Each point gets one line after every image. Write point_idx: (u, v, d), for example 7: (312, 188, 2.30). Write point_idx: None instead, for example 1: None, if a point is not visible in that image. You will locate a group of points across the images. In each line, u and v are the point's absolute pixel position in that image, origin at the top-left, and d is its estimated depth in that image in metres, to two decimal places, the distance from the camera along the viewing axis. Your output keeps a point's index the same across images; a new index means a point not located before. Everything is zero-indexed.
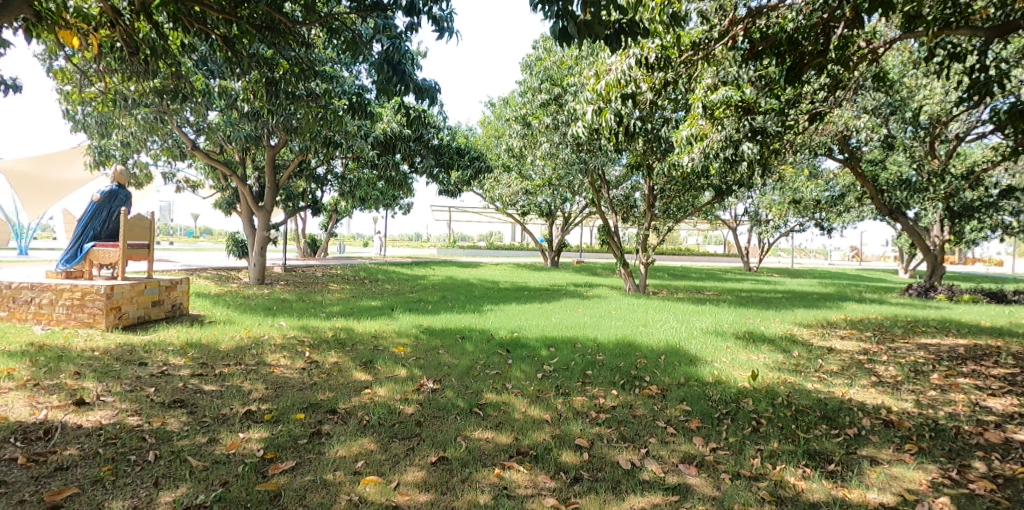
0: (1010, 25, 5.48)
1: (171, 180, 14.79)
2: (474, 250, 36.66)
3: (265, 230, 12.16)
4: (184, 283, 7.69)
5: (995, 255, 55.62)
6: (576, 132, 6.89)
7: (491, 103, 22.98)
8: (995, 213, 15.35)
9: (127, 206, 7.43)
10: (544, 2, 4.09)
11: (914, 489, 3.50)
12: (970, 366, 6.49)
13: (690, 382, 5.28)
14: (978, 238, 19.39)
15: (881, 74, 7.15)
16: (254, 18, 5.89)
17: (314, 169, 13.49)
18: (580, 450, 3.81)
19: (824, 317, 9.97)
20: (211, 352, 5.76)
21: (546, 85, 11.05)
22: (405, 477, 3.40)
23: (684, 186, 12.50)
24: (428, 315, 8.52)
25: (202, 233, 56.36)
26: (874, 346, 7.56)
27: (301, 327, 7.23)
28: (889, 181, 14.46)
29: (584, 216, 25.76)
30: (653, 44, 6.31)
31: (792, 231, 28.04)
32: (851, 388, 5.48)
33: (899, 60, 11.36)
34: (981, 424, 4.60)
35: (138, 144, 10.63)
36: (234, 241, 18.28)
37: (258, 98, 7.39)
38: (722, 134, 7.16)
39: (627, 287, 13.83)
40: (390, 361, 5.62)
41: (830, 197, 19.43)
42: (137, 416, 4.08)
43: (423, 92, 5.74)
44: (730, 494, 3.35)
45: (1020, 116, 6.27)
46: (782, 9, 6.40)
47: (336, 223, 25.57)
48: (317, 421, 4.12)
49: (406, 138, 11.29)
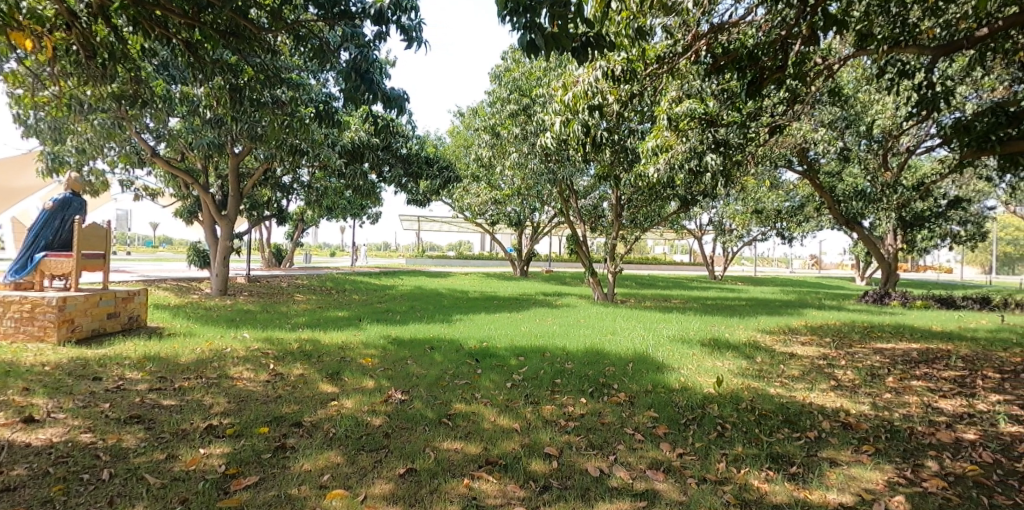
0: (954, 44, 5.77)
1: (129, 189, 14.32)
2: (444, 260, 36.58)
3: (228, 239, 11.86)
4: (141, 294, 7.44)
5: (944, 263, 58.02)
6: (543, 144, 6.73)
7: (461, 113, 22.95)
8: (945, 222, 16.07)
9: (82, 215, 7.15)
10: (511, 14, 4.11)
11: (871, 489, 3.62)
12: (922, 369, 6.78)
13: (657, 388, 5.37)
14: (928, 247, 20.32)
15: (836, 89, 7.42)
16: (219, 24, 5.77)
17: (280, 178, 13.28)
18: (550, 458, 3.83)
19: (785, 324, 10.27)
20: (171, 365, 5.57)
21: (516, 95, 11.24)
22: (372, 490, 3.34)
23: (651, 197, 12.77)
24: (397, 326, 8.42)
25: (163, 243, 54.90)
26: (832, 351, 7.82)
27: (265, 339, 7.04)
28: (845, 192, 15.35)
29: (554, 225, 25.89)
30: (619, 57, 6.41)
31: (755, 241, 28.88)
32: (812, 392, 5.65)
33: (851, 77, 12.08)
34: (934, 425, 4.81)
35: (94, 150, 10.28)
36: (195, 250, 17.76)
37: (222, 104, 7.23)
38: (686, 146, 7.27)
39: (596, 296, 13.92)
40: (357, 373, 5.53)
41: (790, 207, 20.02)
42: (91, 433, 3.93)
43: (393, 101, 5.69)
44: (696, 499, 3.40)
45: (964, 131, 6.67)
46: (743, 26, 6.70)
47: (301, 232, 25.04)
48: (282, 435, 4.03)
49: (375, 147, 11.08)
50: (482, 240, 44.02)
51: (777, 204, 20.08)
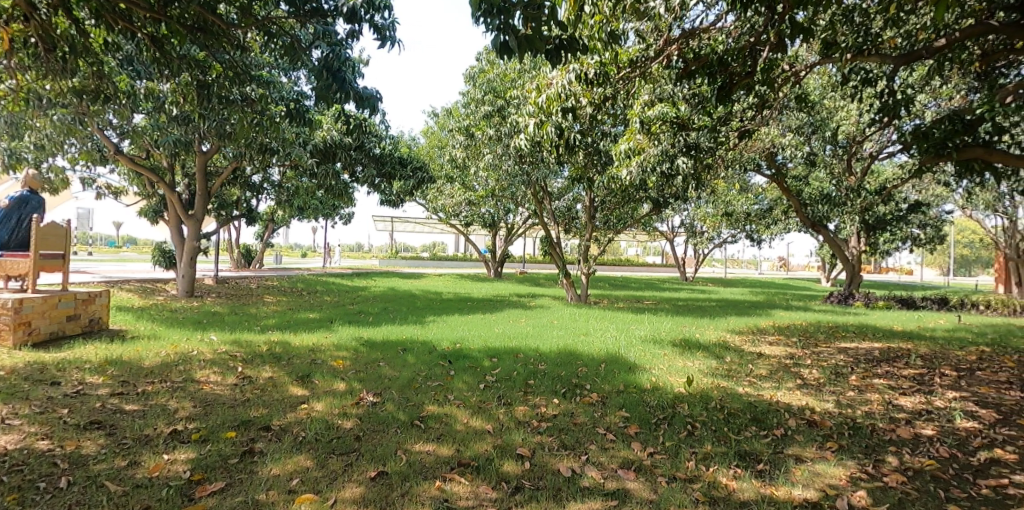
0: (914, 53, 5.99)
1: (90, 187, 13.85)
2: (418, 262, 36.36)
3: (195, 240, 11.57)
4: (103, 295, 7.21)
5: (905, 265, 60.05)
6: (517, 145, 6.76)
7: (435, 113, 22.82)
8: (905, 225, 16.63)
9: (40, 213, 6.89)
10: (485, 15, 4.11)
11: (835, 484, 3.73)
12: (884, 367, 7.00)
13: (628, 388, 5.42)
14: (890, 249, 20.99)
15: (803, 96, 7.64)
16: (186, 19, 5.61)
17: (249, 177, 13.02)
18: (522, 459, 3.84)
19: (754, 324, 10.50)
20: (134, 369, 5.41)
21: (490, 96, 11.24)
22: (342, 494, 3.30)
23: (623, 199, 12.91)
24: (369, 328, 8.33)
25: (126, 243, 53.24)
26: (799, 350, 8.02)
27: (233, 341, 6.89)
28: (812, 196, 15.77)
29: (528, 227, 25.95)
30: (592, 60, 6.46)
31: (725, 243, 29.43)
32: (779, 390, 5.78)
33: (817, 84, 12.45)
34: (894, 421, 4.97)
35: (53, 146, 9.91)
36: (160, 251, 17.28)
37: (189, 101, 7.06)
38: (659, 149, 7.34)
39: (570, 297, 14.00)
40: (328, 375, 5.46)
41: (759, 210, 20.46)
42: (48, 440, 3.79)
43: (365, 100, 5.63)
44: (666, 497, 3.45)
45: (922, 137, 6.93)
46: (713, 32, 6.85)
47: (271, 233, 24.58)
48: (250, 439, 3.95)
49: (347, 146, 10.94)
50: (456, 241, 43.85)
51: (746, 207, 20.50)
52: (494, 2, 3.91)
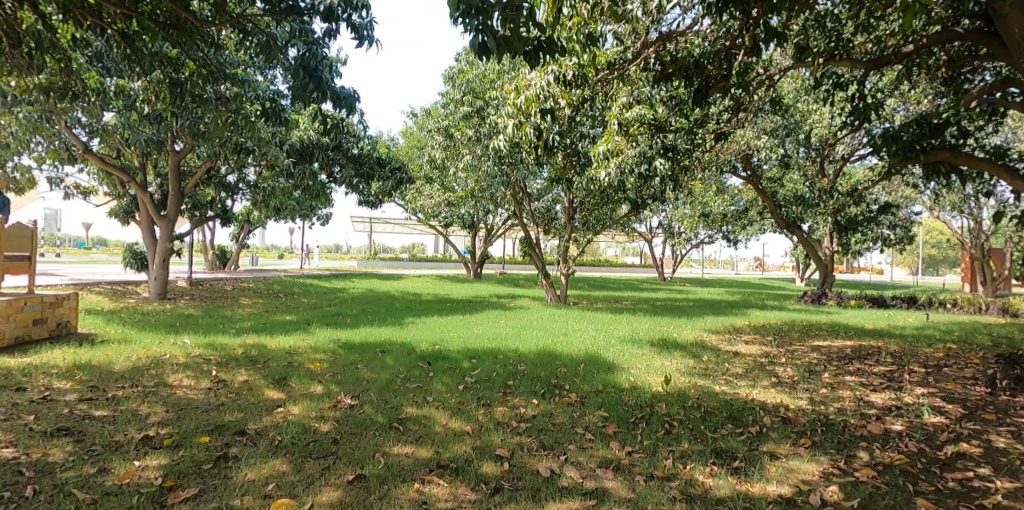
0: (884, 58, 6.14)
1: (57, 187, 13.47)
2: (398, 263, 36.12)
3: (168, 241, 11.32)
4: (71, 298, 7.00)
5: (876, 265, 61.55)
6: (496, 146, 6.74)
7: (414, 114, 22.70)
8: (876, 225, 17.05)
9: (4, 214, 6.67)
10: (464, 15, 4.10)
11: (808, 479, 3.80)
12: (855, 365, 7.16)
13: (607, 388, 5.46)
14: (862, 249, 21.50)
15: (777, 99, 7.79)
16: (157, 15, 5.48)
17: (224, 177, 12.79)
18: (501, 460, 3.84)
19: (730, 323, 10.66)
20: (103, 374, 5.27)
21: (469, 97, 11.22)
22: (319, 498, 3.26)
23: (602, 200, 13.00)
24: (347, 329, 8.25)
25: (95, 244, 51.87)
26: (773, 349, 8.16)
27: (207, 344, 6.76)
28: (786, 197, 16.06)
29: (508, 227, 25.96)
30: (571, 62, 6.49)
31: (702, 243, 29.83)
32: (754, 388, 5.88)
33: (791, 88, 12.74)
34: (865, 417, 5.09)
35: (18, 144, 9.61)
36: (132, 252, 16.88)
37: (161, 99, 6.91)
38: (637, 151, 7.35)
39: (549, 298, 14.05)
40: (305, 378, 5.39)
41: (735, 211, 20.78)
42: (12, 448, 3.67)
43: (342, 100, 5.57)
44: (643, 495, 3.48)
45: (891, 140, 7.10)
46: (690, 35, 6.94)
47: (247, 233, 24.18)
48: (224, 444, 3.88)
49: (324, 146, 10.82)
50: (436, 242, 43.68)
51: (723, 208, 20.81)
52: (473, 2, 3.90)
